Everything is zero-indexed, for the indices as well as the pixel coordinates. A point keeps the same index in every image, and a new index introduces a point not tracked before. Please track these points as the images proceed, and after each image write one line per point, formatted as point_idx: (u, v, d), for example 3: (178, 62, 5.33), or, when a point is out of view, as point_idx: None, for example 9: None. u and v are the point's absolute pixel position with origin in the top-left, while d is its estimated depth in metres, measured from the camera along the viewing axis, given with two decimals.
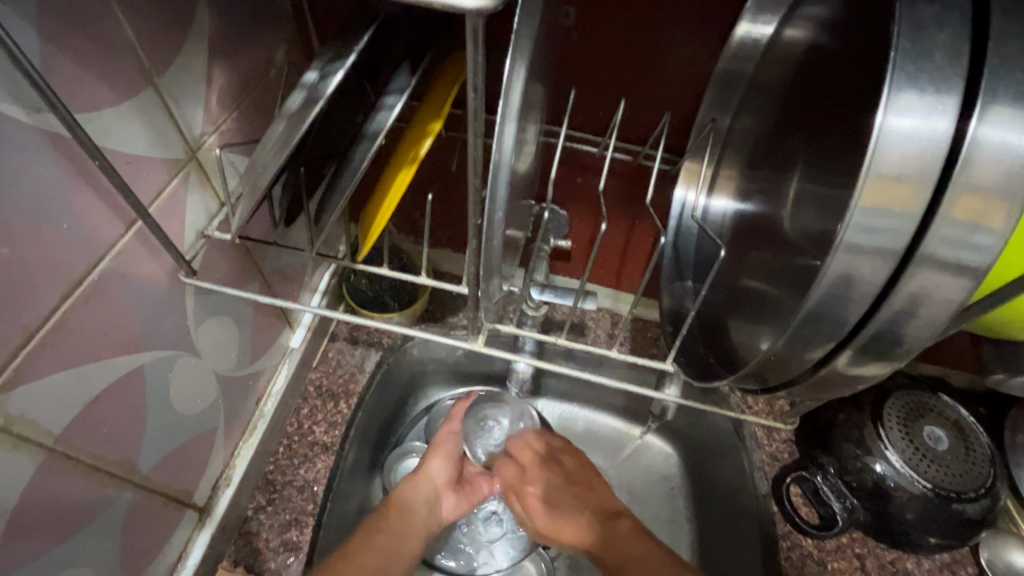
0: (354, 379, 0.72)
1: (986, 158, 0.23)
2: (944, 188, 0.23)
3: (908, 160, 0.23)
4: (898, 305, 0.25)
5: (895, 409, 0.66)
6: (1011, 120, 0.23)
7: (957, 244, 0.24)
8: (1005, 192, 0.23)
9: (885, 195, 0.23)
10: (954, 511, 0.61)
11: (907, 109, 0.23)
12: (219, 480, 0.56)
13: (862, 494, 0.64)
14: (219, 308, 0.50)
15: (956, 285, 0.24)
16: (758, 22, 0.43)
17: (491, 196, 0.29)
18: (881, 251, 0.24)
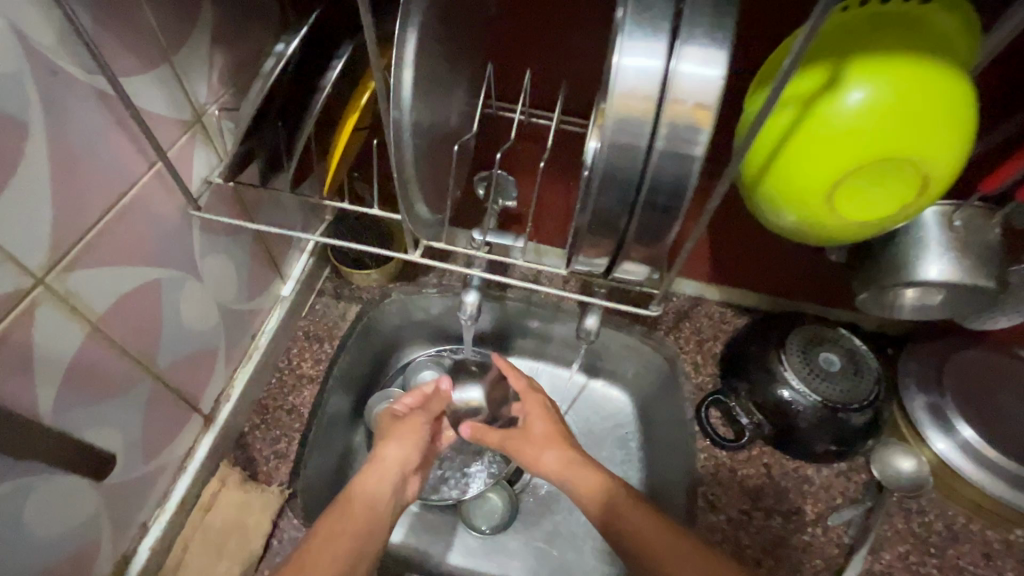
0: (337, 326, 0.84)
1: (690, 77, 0.32)
2: (665, 100, 0.33)
3: (639, 83, 0.32)
4: (660, 186, 0.35)
5: (796, 339, 0.77)
6: (705, 50, 0.32)
7: (680, 141, 0.33)
8: (704, 101, 0.32)
9: (626, 107, 0.33)
10: (842, 420, 0.72)
11: (632, 42, 0.32)
12: (220, 396, 0.69)
13: (767, 410, 0.74)
14: (219, 247, 0.62)
15: (686, 169, 0.34)
16: None
17: (404, 125, 0.41)
18: (632, 147, 0.34)
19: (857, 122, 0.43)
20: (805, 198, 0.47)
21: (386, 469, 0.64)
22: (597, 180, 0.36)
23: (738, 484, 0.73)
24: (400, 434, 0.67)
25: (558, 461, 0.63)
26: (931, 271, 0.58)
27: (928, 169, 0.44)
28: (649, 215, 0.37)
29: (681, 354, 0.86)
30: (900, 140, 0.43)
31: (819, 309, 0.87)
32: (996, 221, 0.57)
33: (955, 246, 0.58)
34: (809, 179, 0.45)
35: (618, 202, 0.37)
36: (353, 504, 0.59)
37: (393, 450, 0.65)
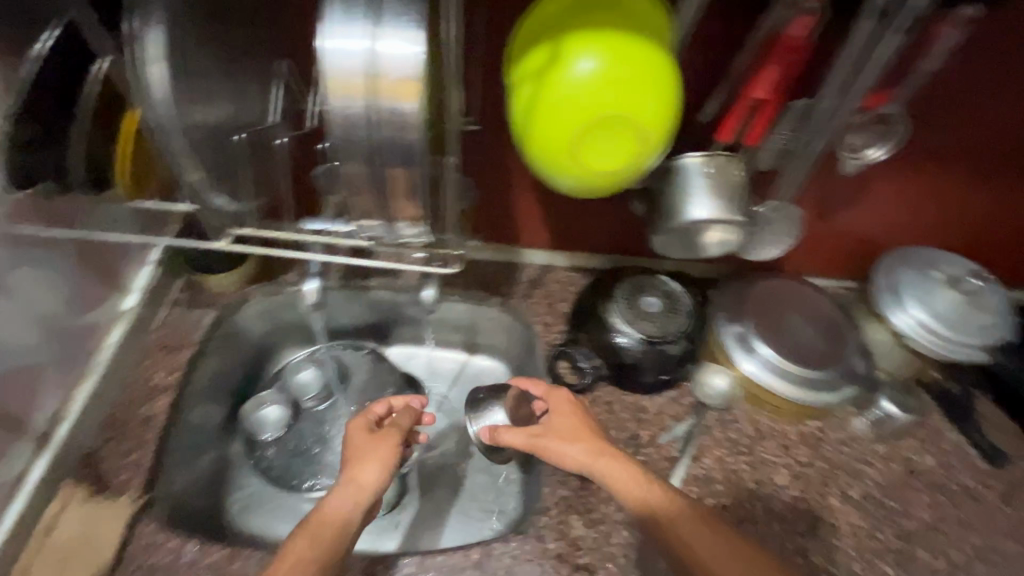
0: (192, 334, 0.83)
1: (391, 58, 0.38)
2: (375, 78, 0.39)
3: (347, 64, 0.38)
4: (393, 150, 0.41)
5: (622, 288, 0.87)
6: (402, 34, 0.38)
7: (395, 113, 0.40)
8: (406, 76, 0.39)
9: (339, 88, 0.39)
10: (662, 351, 0.83)
11: (332, 33, 0.38)
12: (57, 415, 0.70)
13: (603, 352, 0.84)
14: (33, 265, 0.64)
15: (408, 135, 0.41)
16: None
17: (163, 125, 0.45)
18: (356, 120, 0.40)
19: (574, 80, 0.52)
20: (551, 152, 0.55)
21: (362, 487, 0.69)
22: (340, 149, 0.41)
23: None
24: (379, 454, 0.72)
25: (585, 452, 0.69)
26: (698, 211, 0.70)
27: (638, 119, 0.53)
28: (388, 178, 0.43)
29: (536, 318, 0.95)
30: (608, 95, 0.52)
31: (650, 263, 0.99)
32: (737, 165, 0.70)
33: (711, 187, 0.70)
34: (550, 134, 0.54)
35: (360, 171, 0.43)
36: (321, 522, 0.64)
37: (369, 468, 0.71)
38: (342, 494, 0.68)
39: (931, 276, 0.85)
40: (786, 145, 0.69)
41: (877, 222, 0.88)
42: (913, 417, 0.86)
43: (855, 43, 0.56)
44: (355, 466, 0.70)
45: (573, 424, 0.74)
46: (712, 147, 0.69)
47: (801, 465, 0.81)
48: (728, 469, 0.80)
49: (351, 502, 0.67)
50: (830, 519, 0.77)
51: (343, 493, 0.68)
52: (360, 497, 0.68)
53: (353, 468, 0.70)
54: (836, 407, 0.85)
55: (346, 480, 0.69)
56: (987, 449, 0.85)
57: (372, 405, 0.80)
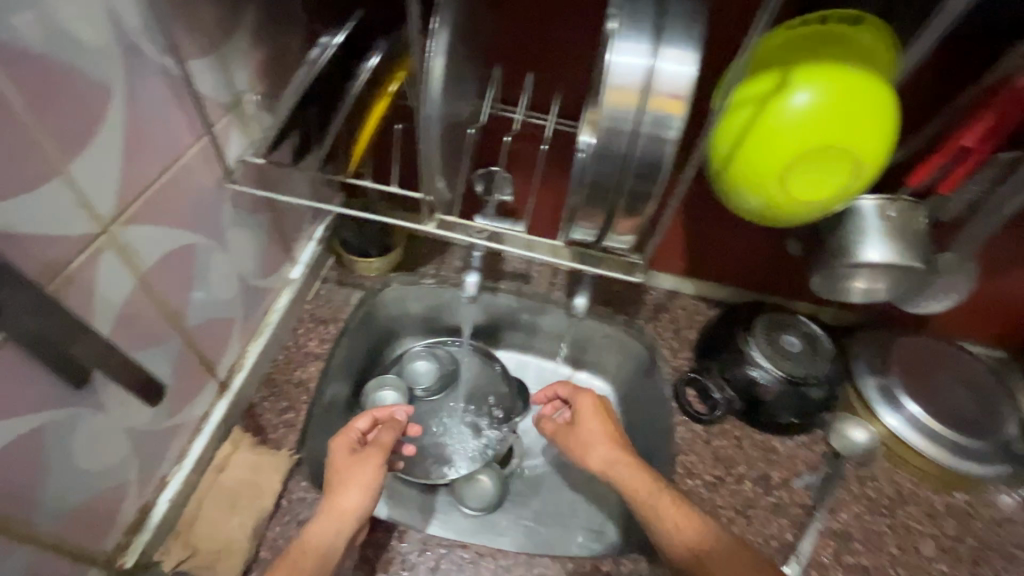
0: (341, 310, 0.90)
1: (621, 71, 0.43)
2: (627, 92, 0.43)
3: (622, 79, 0.43)
4: (641, 164, 0.46)
5: (761, 324, 0.85)
6: (626, 49, 0.43)
7: (659, 126, 0.44)
8: (653, 93, 0.43)
9: (618, 97, 0.43)
10: (803, 394, 0.80)
11: (669, 54, 0.42)
12: (234, 365, 0.73)
13: (737, 387, 0.82)
14: (245, 222, 0.68)
15: (663, 144, 0.44)
16: (681, 48, 0.42)
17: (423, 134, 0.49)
18: (619, 129, 0.44)
19: (796, 106, 0.52)
20: (758, 177, 0.55)
21: (343, 516, 0.63)
22: (591, 160, 0.46)
23: (713, 454, 0.81)
24: (354, 477, 0.65)
25: (606, 457, 0.72)
26: (873, 255, 0.68)
27: (856, 151, 0.53)
28: (633, 189, 0.47)
29: (660, 339, 0.95)
30: (833, 121, 0.51)
31: (784, 301, 0.96)
32: (919, 215, 0.68)
33: (887, 232, 0.68)
34: (761, 155, 0.54)
35: (612, 169, 0.47)
36: (304, 553, 0.59)
37: (347, 495, 0.64)
38: (325, 522, 0.63)
39: None
40: (975, 199, 0.67)
41: None
42: None
43: None
44: (336, 490, 0.65)
45: (593, 429, 0.73)
46: (895, 191, 0.67)
47: (949, 538, 0.76)
48: (865, 526, 0.76)
49: (345, 528, 0.63)
50: None
51: (325, 522, 0.62)
52: (343, 527, 0.63)
53: (336, 489, 0.65)
54: (985, 482, 0.79)
55: (325, 509, 0.64)
56: None
57: (357, 418, 0.71)
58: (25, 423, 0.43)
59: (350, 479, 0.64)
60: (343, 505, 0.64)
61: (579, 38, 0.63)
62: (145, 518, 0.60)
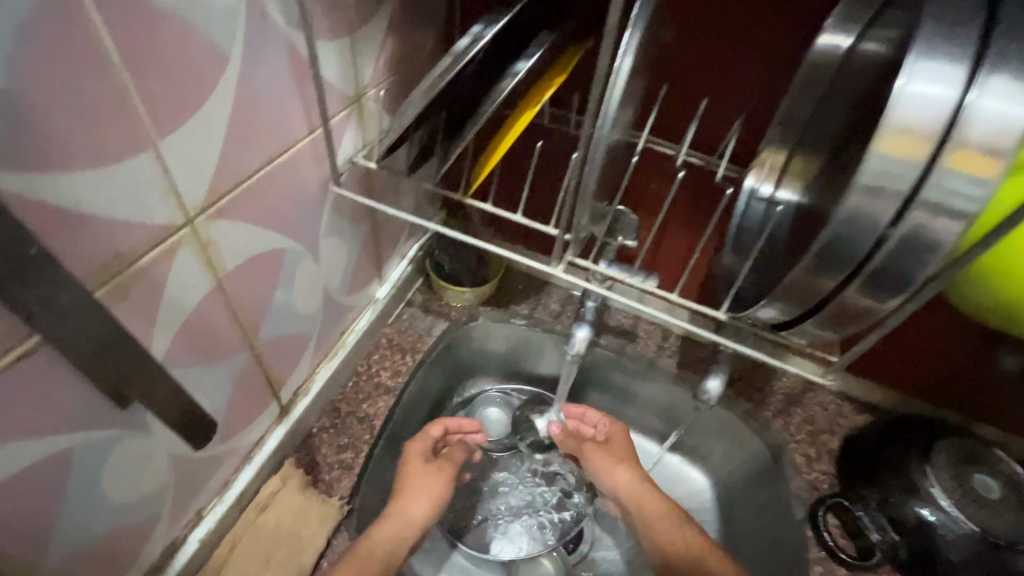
0: (422, 340, 0.80)
1: (912, 104, 0.30)
2: (915, 138, 0.31)
3: (918, 118, 0.30)
4: (905, 244, 0.33)
5: (946, 453, 0.65)
6: (928, 75, 0.30)
7: (953, 194, 0.31)
8: (955, 147, 0.30)
9: (899, 145, 0.31)
10: (1007, 562, 0.58)
11: (995, 90, 0.30)
12: (299, 389, 0.64)
13: (904, 530, 0.63)
14: (341, 231, 0.60)
15: (952, 226, 0.32)
16: (1010, 95, 0.29)
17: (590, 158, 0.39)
18: (889, 192, 0.32)
19: None
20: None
21: (411, 521, 0.57)
22: (831, 226, 0.34)
23: None
24: (426, 487, 0.59)
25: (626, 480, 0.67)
26: None
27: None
28: (877, 278, 0.35)
29: (792, 442, 0.77)
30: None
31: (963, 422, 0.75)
32: None
33: None
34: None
35: (861, 235, 0.34)
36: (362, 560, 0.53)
37: (417, 502, 0.58)
38: (391, 527, 0.56)
39: None
40: None
41: None
42: None
43: None
44: (406, 493, 0.58)
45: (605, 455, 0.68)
46: None
47: None
48: None
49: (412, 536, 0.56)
50: None
51: (392, 523, 0.56)
52: (406, 533, 0.56)
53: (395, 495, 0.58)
54: None
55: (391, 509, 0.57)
56: None
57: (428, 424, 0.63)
58: (49, 445, 0.34)
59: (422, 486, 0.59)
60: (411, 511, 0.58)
61: (779, 62, 0.50)
62: (170, 559, 0.51)
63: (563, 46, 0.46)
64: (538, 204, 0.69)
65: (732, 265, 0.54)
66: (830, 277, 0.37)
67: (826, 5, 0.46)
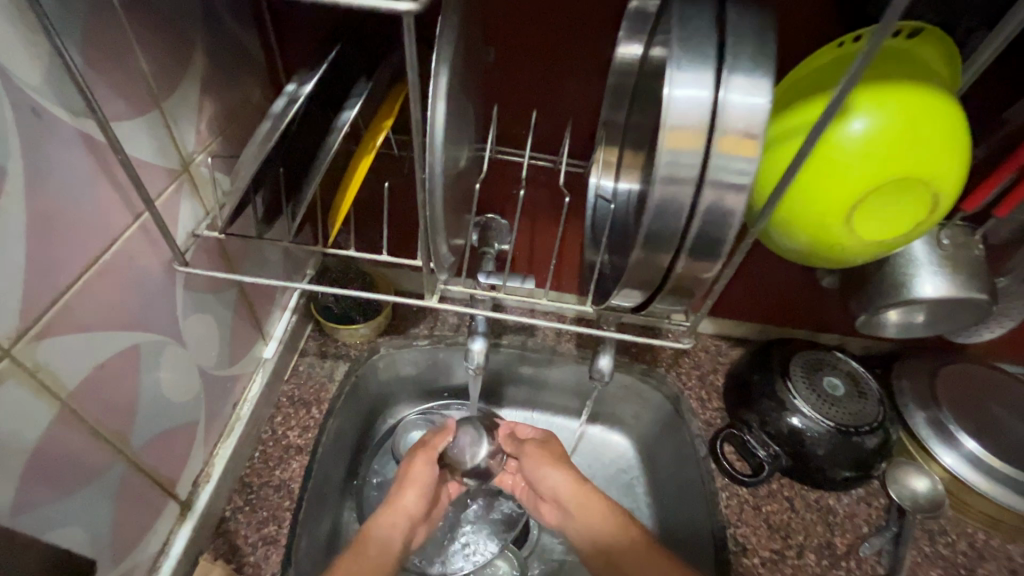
0: (325, 388, 0.78)
1: (681, 104, 0.35)
2: (690, 132, 0.36)
3: (687, 114, 0.35)
4: (707, 220, 0.38)
5: (798, 366, 0.77)
6: (687, 80, 0.35)
7: (731, 170, 0.36)
8: (724, 133, 0.35)
9: (679, 139, 0.36)
10: (857, 444, 0.71)
11: (738, 83, 0.35)
12: (198, 477, 0.60)
13: (781, 440, 0.74)
14: (204, 306, 0.57)
15: (737, 198, 0.37)
16: (751, 87, 0.35)
17: (431, 198, 0.40)
18: (682, 178, 0.37)
19: (854, 138, 0.44)
20: (821, 219, 0.47)
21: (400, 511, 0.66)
22: (647, 217, 0.38)
23: (765, 522, 0.71)
24: (413, 483, 0.67)
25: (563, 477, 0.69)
26: (926, 289, 0.61)
27: (932, 181, 0.45)
28: (696, 253, 0.40)
29: (686, 389, 0.86)
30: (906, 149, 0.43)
31: (811, 335, 0.88)
32: (942, 233, 0.62)
33: (939, 263, 0.62)
34: (823, 202, 0.46)
35: (672, 220, 0.38)
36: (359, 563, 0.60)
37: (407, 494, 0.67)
38: (388, 520, 0.65)
39: None
40: None
41: None
42: None
43: None
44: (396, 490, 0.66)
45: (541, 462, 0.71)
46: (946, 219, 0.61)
47: None
48: None
49: (399, 526, 0.65)
50: None
51: (384, 522, 0.64)
52: (404, 526, 0.65)
53: (394, 493, 0.67)
54: None
55: (387, 509, 0.65)
56: None
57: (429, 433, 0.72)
58: None
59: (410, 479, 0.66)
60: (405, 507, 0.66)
61: (589, 69, 0.55)
62: None
63: (386, 87, 0.46)
64: (409, 231, 0.70)
65: (592, 256, 0.58)
66: (662, 258, 0.41)
67: (615, 17, 0.51)
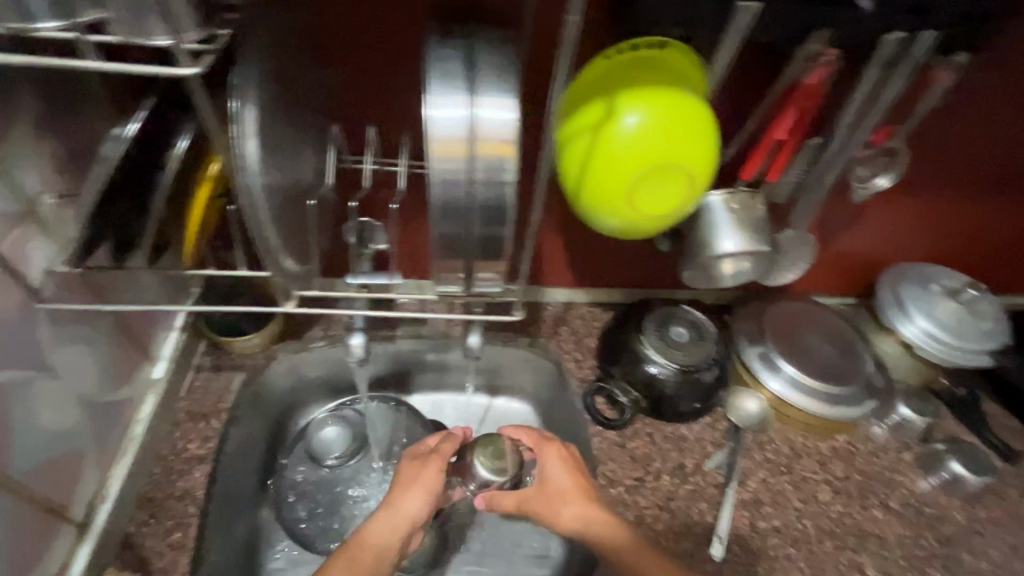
0: (222, 399, 0.82)
1: (440, 119, 0.40)
2: (453, 141, 0.41)
3: (446, 127, 0.40)
4: (485, 214, 0.43)
5: (649, 321, 0.90)
6: (442, 96, 0.40)
7: (494, 172, 0.42)
8: (481, 141, 0.41)
9: (445, 149, 0.41)
10: (697, 379, 0.85)
11: (486, 98, 0.41)
12: (94, 498, 0.64)
13: (638, 386, 0.86)
14: (73, 336, 0.59)
15: (504, 193, 0.42)
16: (498, 99, 0.41)
17: (258, 218, 0.46)
18: (454, 183, 0.42)
19: (625, 132, 0.55)
20: (610, 198, 0.58)
21: (405, 514, 0.66)
22: (437, 214, 0.43)
23: (630, 456, 0.84)
24: (420, 486, 0.68)
25: (580, 512, 0.67)
26: (726, 246, 0.75)
27: (687, 162, 0.57)
28: (486, 242, 0.45)
29: (565, 354, 0.97)
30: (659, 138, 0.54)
31: (667, 293, 1.02)
32: (732, 198, 0.75)
33: (735, 223, 0.75)
34: (607, 184, 0.57)
35: (459, 218, 0.44)
36: (365, 549, 0.63)
37: (412, 497, 0.67)
38: (391, 522, 0.65)
39: (930, 289, 0.92)
40: (801, 179, 0.74)
41: (877, 246, 0.96)
42: (930, 421, 0.90)
43: (861, 88, 0.63)
44: (399, 494, 0.67)
45: (558, 481, 0.69)
46: (735, 185, 0.74)
47: (839, 480, 0.84)
48: (772, 490, 0.82)
49: (402, 528, 0.65)
50: (874, 530, 0.79)
51: (382, 523, 0.65)
52: (402, 526, 0.65)
53: (397, 494, 0.67)
54: (857, 421, 0.89)
55: (389, 507, 0.66)
56: (999, 448, 0.89)
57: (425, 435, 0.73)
58: None
59: (414, 481, 0.67)
60: (410, 510, 0.66)
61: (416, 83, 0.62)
62: None
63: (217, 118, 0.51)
64: None
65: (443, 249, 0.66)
66: None
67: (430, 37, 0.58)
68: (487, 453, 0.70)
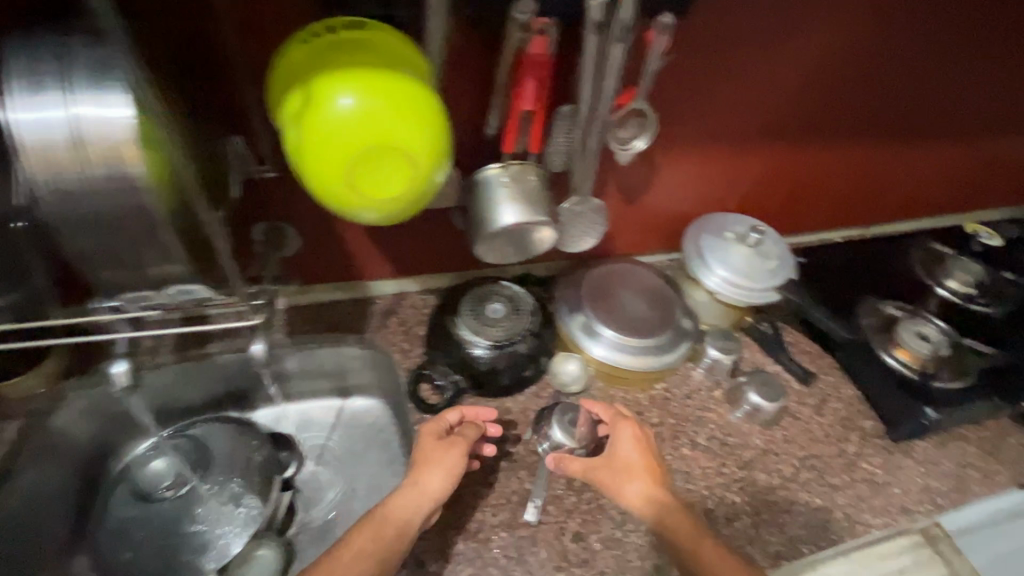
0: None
1: (31, 124, 0.48)
2: (56, 140, 0.48)
3: (42, 129, 0.48)
4: (118, 205, 0.51)
5: (466, 302, 0.90)
6: (28, 103, 0.47)
7: (108, 166, 0.49)
8: (81, 140, 0.48)
9: (46, 149, 0.48)
10: (512, 352, 0.87)
11: (79, 101, 0.48)
12: None
13: (456, 367, 0.87)
14: None
15: (124, 183, 0.50)
16: (90, 99, 0.48)
17: None
18: (70, 179, 0.50)
19: (328, 116, 0.54)
20: (333, 184, 0.57)
21: (424, 492, 0.70)
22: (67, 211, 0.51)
23: None
24: (436, 464, 0.72)
25: (640, 490, 0.71)
26: (505, 218, 0.75)
27: (403, 142, 0.56)
28: (133, 228, 0.53)
29: (393, 346, 0.96)
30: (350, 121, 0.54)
31: (496, 271, 1.03)
32: (504, 170, 0.75)
33: (511, 195, 0.75)
34: (325, 170, 0.56)
35: (90, 208, 0.51)
36: (387, 521, 0.66)
37: (434, 474, 0.72)
38: (447, 467, 0.72)
39: (724, 236, 0.99)
40: (567, 146, 0.77)
41: (679, 200, 1.01)
42: (736, 356, 0.97)
43: (586, 51, 0.65)
44: (420, 472, 0.71)
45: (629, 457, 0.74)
46: (504, 158, 0.75)
47: (654, 426, 0.89)
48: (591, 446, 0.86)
49: (424, 505, 0.69)
50: (682, 467, 0.85)
51: (407, 493, 0.69)
52: (423, 503, 0.70)
53: (419, 472, 0.71)
54: (675, 366, 0.95)
55: (408, 485, 0.71)
56: (796, 371, 0.98)
57: (443, 411, 0.79)
58: None
59: (435, 459, 0.72)
60: (430, 484, 0.71)
61: None
62: None
63: None
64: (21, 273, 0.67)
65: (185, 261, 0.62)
66: None
67: None
68: (564, 420, 0.83)
